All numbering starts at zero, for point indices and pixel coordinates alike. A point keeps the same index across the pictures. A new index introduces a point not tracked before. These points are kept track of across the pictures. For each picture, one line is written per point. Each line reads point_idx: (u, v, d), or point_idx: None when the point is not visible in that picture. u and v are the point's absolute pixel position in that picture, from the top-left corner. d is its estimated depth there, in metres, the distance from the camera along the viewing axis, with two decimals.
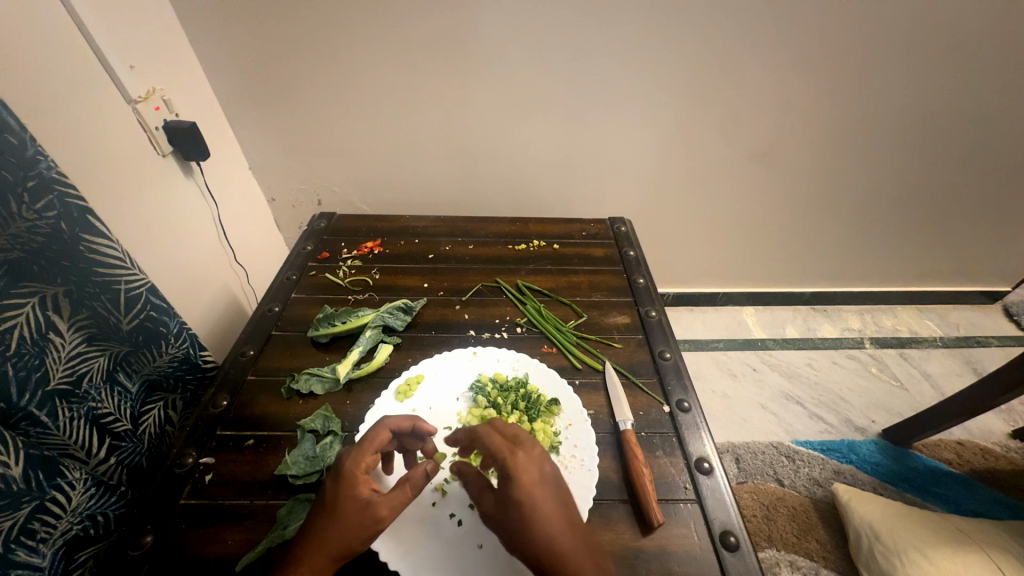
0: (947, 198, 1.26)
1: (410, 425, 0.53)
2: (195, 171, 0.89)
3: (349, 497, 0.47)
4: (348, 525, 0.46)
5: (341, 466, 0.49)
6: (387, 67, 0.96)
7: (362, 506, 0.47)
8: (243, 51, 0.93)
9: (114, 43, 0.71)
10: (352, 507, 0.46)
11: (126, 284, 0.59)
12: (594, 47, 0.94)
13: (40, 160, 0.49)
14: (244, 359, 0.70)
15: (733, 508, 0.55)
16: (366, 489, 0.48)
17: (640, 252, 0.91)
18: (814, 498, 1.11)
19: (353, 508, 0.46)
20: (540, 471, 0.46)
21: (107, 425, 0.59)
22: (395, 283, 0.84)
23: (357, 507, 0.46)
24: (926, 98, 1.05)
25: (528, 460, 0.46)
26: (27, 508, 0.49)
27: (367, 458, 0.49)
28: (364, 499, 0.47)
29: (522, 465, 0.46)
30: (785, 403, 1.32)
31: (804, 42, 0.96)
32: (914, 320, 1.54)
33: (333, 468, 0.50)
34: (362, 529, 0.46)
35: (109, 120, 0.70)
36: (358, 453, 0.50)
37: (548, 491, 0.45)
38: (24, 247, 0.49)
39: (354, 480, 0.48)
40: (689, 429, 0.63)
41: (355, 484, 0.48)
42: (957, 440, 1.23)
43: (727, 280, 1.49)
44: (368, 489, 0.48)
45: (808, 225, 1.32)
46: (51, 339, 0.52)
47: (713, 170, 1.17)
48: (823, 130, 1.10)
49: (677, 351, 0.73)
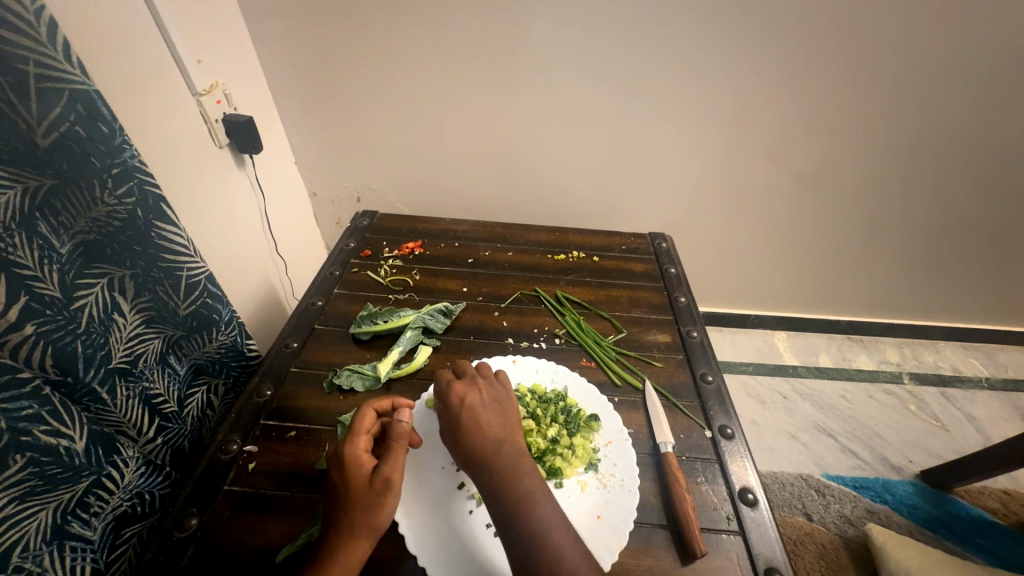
0: (1004, 233, 1.21)
1: (390, 403, 0.58)
2: (248, 163, 0.92)
3: (357, 476, 0.50)
4: (365, 501, 0.49)
5: (339, 455, 0.52)
6: (438, 72, 0.97)
7: (371, 479, 0.50)
8: (300, 50, 0.96)
9: (186, 38, 0.74)
10: (361, 484, 0.50)
11: (188, 270, 0.61)
12: (644, 61, 0.94)
13: (126, 148, 0.51)
14: (287, 351, 0.72)
15: (778, 544, 0.53)
16: (367, 463, 0.51)
17: (681, 270, 0.90)
18: (844, 537, 1.06)
19: (361, 483, 0.50)
20: (474, 394, 0.58)
21: (157, 406, 0.61)
22: (434, 285, 0.84)
23: (366, 482, 0.50)
24: (990, 128, 1.01)
25: (464, 387, 0.59)
26: (84, 482, 0.52)
27: (361, 440, 0.52)
28: (370, 472, 0.51)
29: (456, 389, 0.59)
30: (816, 434, 1.27)
31: (863, 65, 0.93)
32: (959, 358, 1.47)
33: (332, 461, 0.52)
34: (381, 500, 0.50)
35: (176, 111, 0.73)
36: (352, 438, 0.52)
37: (476, 409, 0.57)
38: (101, 230, 0.51)
39: (356, 461, 0.51)
40: (732, 456, 0.61)
41: (358, 465, 0.51)
42: (1002, 489, 1.16)
43: (760, 303, 1.45)
44: (370, 463, 0.51)
45: (852, 252, 1.28)
46: (115, 320, 0.54)
47: (757, 190, 1.15)
48: (876, 155, 1.07)
49: (719, 374, 0.71)
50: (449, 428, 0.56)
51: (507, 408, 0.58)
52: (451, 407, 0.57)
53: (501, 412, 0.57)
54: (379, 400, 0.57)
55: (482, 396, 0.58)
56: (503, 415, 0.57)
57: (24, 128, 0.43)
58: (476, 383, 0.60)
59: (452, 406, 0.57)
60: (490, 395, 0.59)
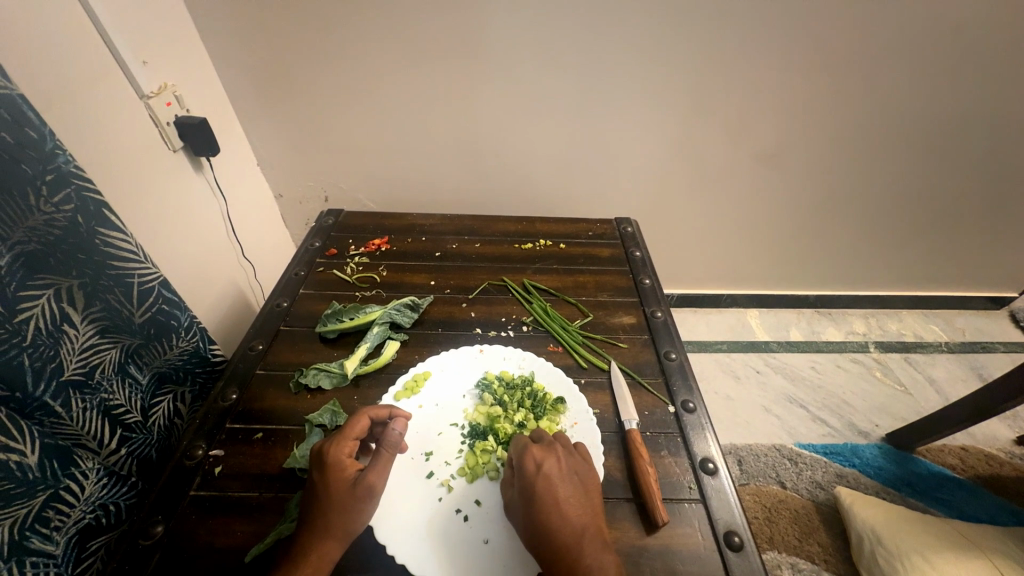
0: (955, 203, 1.26)
1: (387, 412, 0.57)
2: (206, 167, 0.90)
3: (338, 480, 0.50)
4: (342, 502, 0.50)
5: (322, 457, 0.52)
6: (397, 64, 0.96)
7: (352, 483, 0.51)
8: (252, 47, 0.93)
9: (129, 39, 0.71)
10: (342, 485, 0.50)
11: (139, 277, 0.60)
12: (602, 48, 0.94)
13: (60, 154, 0.50)
14: (253, 354, 0.71)
15: (737, 508, 0.56)
16: (352, 468, 0.52)
17: (646, 253, 0.91)
18: (816, 501, 1.11)
19: (342, 485, 0.50)
20: (555, 465, 0.53)
21: (119, 416, 0.60)
22: (402, 281, 0.84)
23: (348, 486, 0.51)
24: (938, 101, 1.05)
25: (542, 451, 0.54)
26: (42, 496, 0.51)
27: (347, 445, 0.53)
28: (353, 477, 0.51)
29: (535, 455, 0.53)
30: (788, 405, 1.32)
31: (815, 45, 0.96)
32: (920, 325, 1.54)
33: (314, 460, 0.52)
34: (359, 503, 0.50)
35: (122, 115, 0.70)
36: (338, 440, 0.53)
37: (557, 482, 0.51)
38: (41, 240, 0.50)
39: (339, 465, 0.51)
40: (694, 429, 0.63)
41: (341, 469, 0.51)
42: (960, 446, 1.22)
43: (731, 282, 1.49)
44: (354, 468, 0.52)
45: (814, 228, 1.32)
46: (66, 331, 0.53)
47: (720, 171, 1.17)
48: (832, 132, 1.10)
49: (682, 351, 0.73)
50: (525, 505, 0.51)
51: (585, 476, 0.53)
52: (529, 479, 0.52)
53: (581, 483, 0.52)
54: (376, 407, 0.57)
55: (562, 465, 0.53)
56: (582, 488, 0.52)
57: None
58: (557, 452, 0.54)
59: (529, 474, 0.52)
60: (570, 463, 0.54)
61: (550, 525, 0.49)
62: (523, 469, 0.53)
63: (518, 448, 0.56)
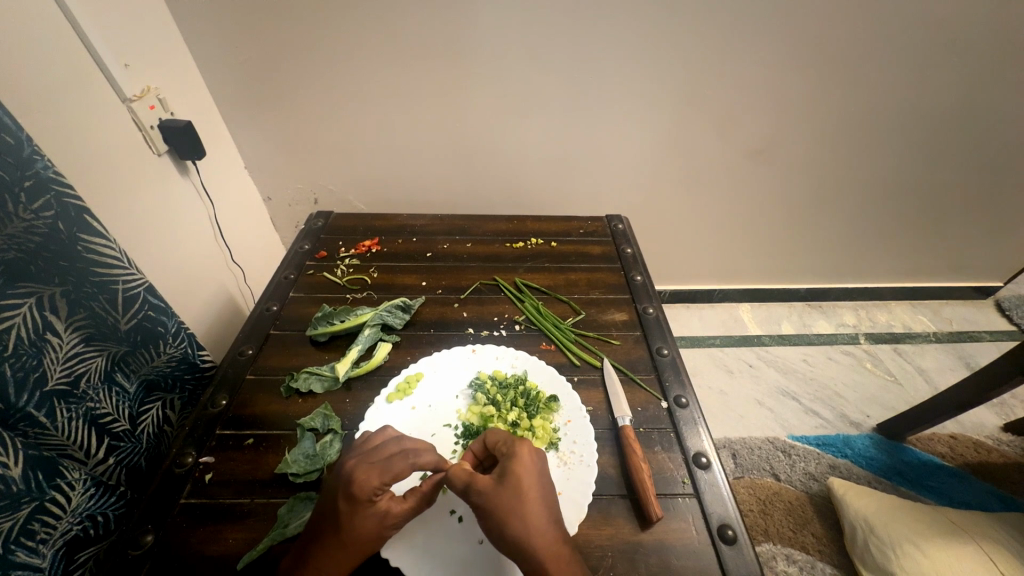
0: (939, 196, 1.28)
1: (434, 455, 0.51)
2: (192, 170, 0.89)
3: (367, 513, 0.46)
4: (369, 536, 0.46)
5: (353, 488, 0.46)
6: (384, 64, 0.95)
7: (380, 517, 0.47)
8: (238, 50, 0.92)
9: (110, 42, 0.70)
10: (371, 519, 0.46)
11: (124, 283, 0.59)
12: (590, 46, 0.94)
13: (38, 159, 0.49)
14: (242, 359, 0.70)
15: (730, 502, 0.56)
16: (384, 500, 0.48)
17: (637, 250, 0.92)
18: (810, 492, 1.12)
19: (369, 519, 0.46)
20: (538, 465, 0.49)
21: (106, 425, 0.59)
22: (393, 282, 0.84)
23: (377, 520, 0.47)
24: (922, 95, 1.06)
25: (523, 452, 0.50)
26: (27, 509, 0.50)
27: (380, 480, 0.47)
28: (383, 511, 0.47)
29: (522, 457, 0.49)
30: (781, 398, 1.33)
31: (801, 41, 0.96)
32: (908, 315, 1.56)
33: (343, 488, 0.47)
34: (381, 536, 0.47)
35: (105, 119, 0.69)
36: (371, 474, 0.47)
37: (543, 483, 0.48)
38: (21, 248, 0.48)
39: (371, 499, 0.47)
40: (687, 424, 0.63)
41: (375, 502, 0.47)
42: (950, 434, 1.24)
43: (723, 278, 1.51)
44: (387, 499, 0.48)
45: (804, 220, 1.33)
46: (49, 340, 0.52)
47: (709, 168, 1.18)
48: (819, 125, 1.11)
49: (674, 346, 0.74)
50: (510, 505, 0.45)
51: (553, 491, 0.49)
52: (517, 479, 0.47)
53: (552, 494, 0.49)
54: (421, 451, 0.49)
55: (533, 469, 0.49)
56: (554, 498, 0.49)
57: None
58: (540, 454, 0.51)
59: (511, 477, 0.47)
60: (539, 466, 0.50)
61: (538, 531, 0.44)
62: (512, 464, 0.48)
63: (499, 446, 0.51)
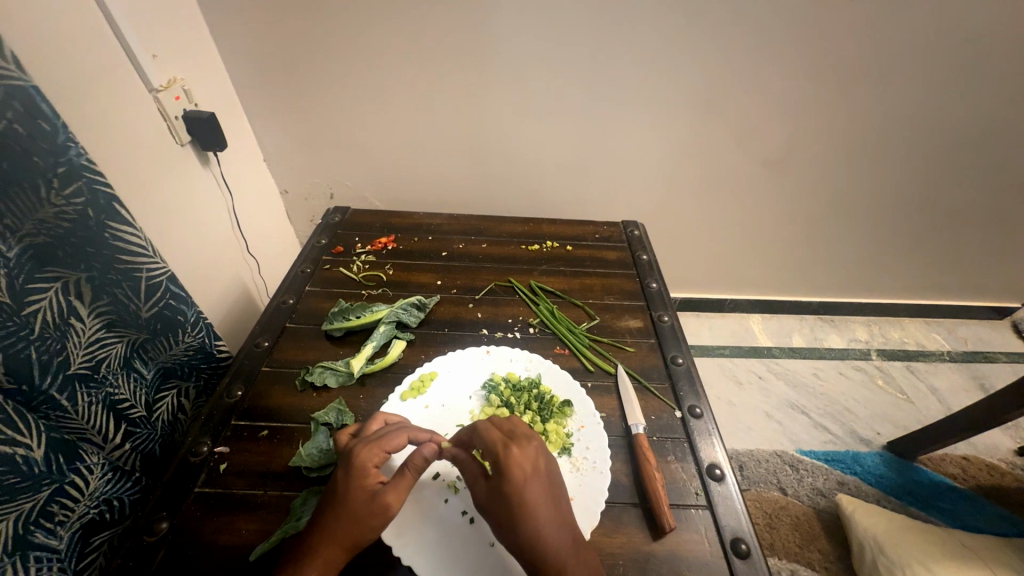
0: (960, 214, 1.26)
1: (424, 436, 0.54)
2: (212, 161, 0.90)
3: (358, 488, 0.48)
4: (359, 512, 0.47)
5: (349, 460, 0.50)
6: (406, 62, 0.96)
7: (372, 495, 0.48)
8: (262, 44, 0.93)
9: (139, 32, 0.71)
10: (362, 494, 0.48)
11: (147, 272, 0.60)
12: (612, 49, 0.94)
13: (71, 147, 0.49)
14: (258, 351, 0.71)
15: (744, 515, 0.55)
16: (375, 479, 0.49)
17: (653, 257, 0.91)
18: (817, 508, 1.10)
19: (361, 496, 0.48)
20: (531, 466, 0.48)
21: (123, 411, 0.60)
22: (409, 280, 0.84)
23: (366, 497, 0.48)
24: (946, 110, 1.05)
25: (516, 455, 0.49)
26: (47, 491, 0.51)
27: (376, 454, 0.50)
28: (373, 488, 0.48)
29: (515, 462, 0.48)
30: (790, 411, 1.32)
31: (825, 52, 0.96)
32: (922, 333, 1.54)
33: (341, 462, 0.50)
34: (373, 518, 0.47)
35: (132, 108, 0.70)
36: (369, 447, 0.50)
37: (539, 488, 0.47)
38: (50, 233, 0.49)
39: (363, 474, 0.49)
40: (701, 435, 0.63)
41: (365, 477, 0.49)
42: (962, 456, 1.22)
43: (735, 288, 1.49)
44: (378, 479, 0.49)
45: (821, 233, 1.31)
46: (73, 324, 0.53)
47: (727, 177, 1.17)
48: (840, 137, 1.09)
49: (688, 355, 0.73)
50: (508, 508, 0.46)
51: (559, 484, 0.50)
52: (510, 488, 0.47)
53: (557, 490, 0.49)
54: (415, 429, 0.54)
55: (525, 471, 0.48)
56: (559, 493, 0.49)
57: None
58: (533, 453, 0.49)
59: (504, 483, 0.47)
60: (534, 466, 0.48)
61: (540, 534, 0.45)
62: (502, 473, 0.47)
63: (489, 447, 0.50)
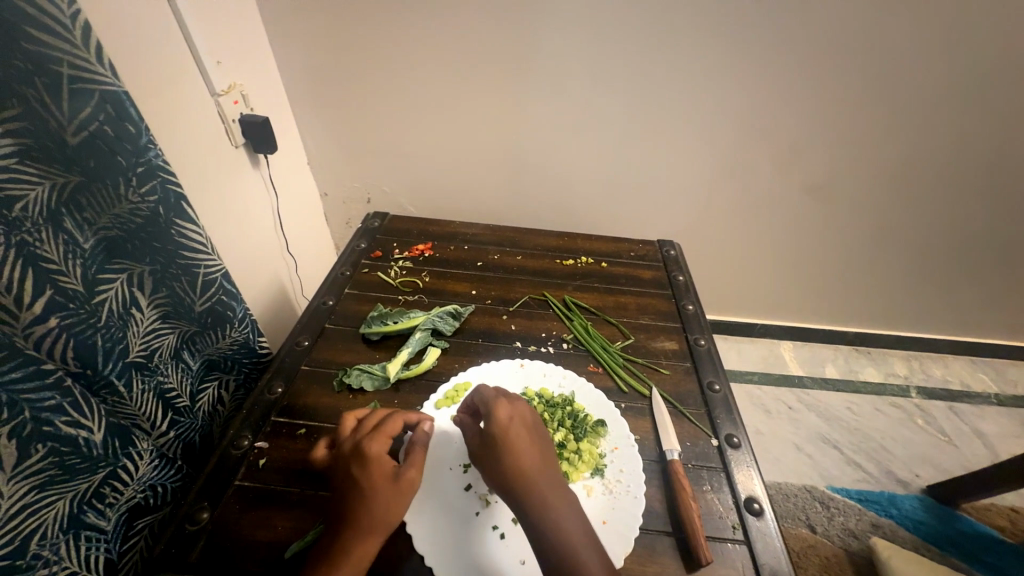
0: (1014, 249, 1.20)
1: (418, 418, 0.57)
2: (262, 163, 0.93)
3: (376, 473, 0.49)
4: (385, 496, 0.48)
5: (357, 449, 0.51)
6: (452, 75, 0.98)
7: (392, 478, 0.49)
8: (316, 54, 0.98)
9: (208, 41, 0.75)
10: (382, 480, 0.49)
11: (205, 268, 0.62)
12: (655, 69, 0.94)
13: (151, 148, 0.52)
14: (298, 349, 0.73)
15: (784, 554, 0.53)
16: (390, 463, 0.50)
17: (689, 278, 0.90)
18: (849, 551, 1.05)
19: (382, 481, 0.49)
20: (518, 415, 0.54)
21: (171, 400, 0.62)
22: (444, 287, 0.85)
23: (388, 481, 0.49)
24: (1003, 142, 1.01)
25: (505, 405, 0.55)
26: (101, 473, 0.53)
27: (382, 439, 0.52)
28: (392, 471, 0.50)
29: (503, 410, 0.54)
30: (821, 445, 1.27)
31: (875, 79, 0.94)
32: (969, 373, 1.46)
33: (349, 454, 0.51)
34: (399, 497, 0.49)
35: (198, 111, 0.74)
36: (373, 434, 0.52)
37: (525, 435, 0.52)
38: (123, 227, 0.52)
39: (378, 459, 0.50)
40: (739, 466, 0.61)
41: (381, 462, 0.50)
42: (1010, 507, 1.15)
43: (766, 313, 1.45)
44: (393, 462, 0.51)
45: (862, 262, 1.27)
46: (133, 314, 0.55)
47: (765, 200, 1.15)
48: (887, 165, 1.06)
49: (725, 382, 0.71)
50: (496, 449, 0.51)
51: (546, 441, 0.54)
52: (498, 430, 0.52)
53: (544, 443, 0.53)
54: (408, 413, 0.57)
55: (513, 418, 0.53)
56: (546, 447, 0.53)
57: (56, 127, 0.44)
58: (521, 407, 0.55)
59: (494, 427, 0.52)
60: (521, 417, 0.54)
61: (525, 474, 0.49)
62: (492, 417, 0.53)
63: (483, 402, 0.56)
